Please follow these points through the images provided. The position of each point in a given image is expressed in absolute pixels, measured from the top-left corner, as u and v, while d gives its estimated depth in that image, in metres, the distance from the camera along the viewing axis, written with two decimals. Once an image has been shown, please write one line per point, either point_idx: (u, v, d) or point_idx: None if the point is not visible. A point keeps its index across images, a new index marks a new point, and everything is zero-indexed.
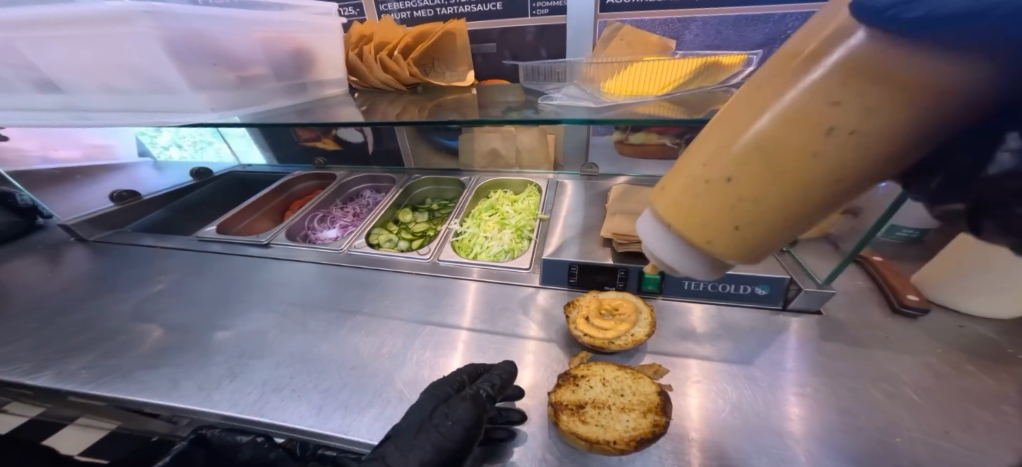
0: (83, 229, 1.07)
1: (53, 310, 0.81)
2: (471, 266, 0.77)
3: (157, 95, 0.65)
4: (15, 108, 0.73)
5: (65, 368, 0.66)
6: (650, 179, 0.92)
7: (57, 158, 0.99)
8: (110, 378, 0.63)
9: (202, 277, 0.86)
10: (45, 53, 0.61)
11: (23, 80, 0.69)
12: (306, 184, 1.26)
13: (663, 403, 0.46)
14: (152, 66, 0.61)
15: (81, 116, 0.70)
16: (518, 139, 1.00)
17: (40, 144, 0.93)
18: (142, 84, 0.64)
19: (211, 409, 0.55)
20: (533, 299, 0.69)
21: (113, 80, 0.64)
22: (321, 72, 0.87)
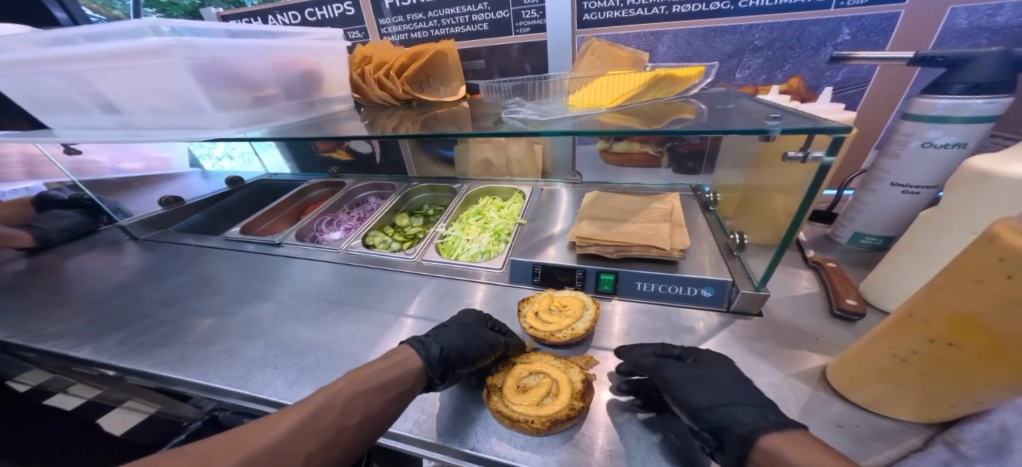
0: (136, 228, 1.23)
1: (100, 296, 0.95)
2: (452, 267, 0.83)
3: (190, 116, 0.77)
4: (89, 125, 0.88)
5: (102, 344, 0.77)
6: (632, 188, 0.94)
7: (125, 169, 1.20)
8: (134, 353, 0.73)
9: (223, 271, 0.98)
10: (101, 79, 0.75)
11: (90, 102, 0.83)
12: (320, 191, 1.38)
13: (584, 391, 0.50)
14: (183, 90, 0.71)
15: (135, 132, 0.83)
16: (507, 149, 1.07)
17: (111, 157, 1.14)
18: (176, 104, 0.75)
19: (206, 381, 0.63)
20: (498, 298, 0.73)
21: (155, 102, 0.77)
22: (328, 90, 1.00)
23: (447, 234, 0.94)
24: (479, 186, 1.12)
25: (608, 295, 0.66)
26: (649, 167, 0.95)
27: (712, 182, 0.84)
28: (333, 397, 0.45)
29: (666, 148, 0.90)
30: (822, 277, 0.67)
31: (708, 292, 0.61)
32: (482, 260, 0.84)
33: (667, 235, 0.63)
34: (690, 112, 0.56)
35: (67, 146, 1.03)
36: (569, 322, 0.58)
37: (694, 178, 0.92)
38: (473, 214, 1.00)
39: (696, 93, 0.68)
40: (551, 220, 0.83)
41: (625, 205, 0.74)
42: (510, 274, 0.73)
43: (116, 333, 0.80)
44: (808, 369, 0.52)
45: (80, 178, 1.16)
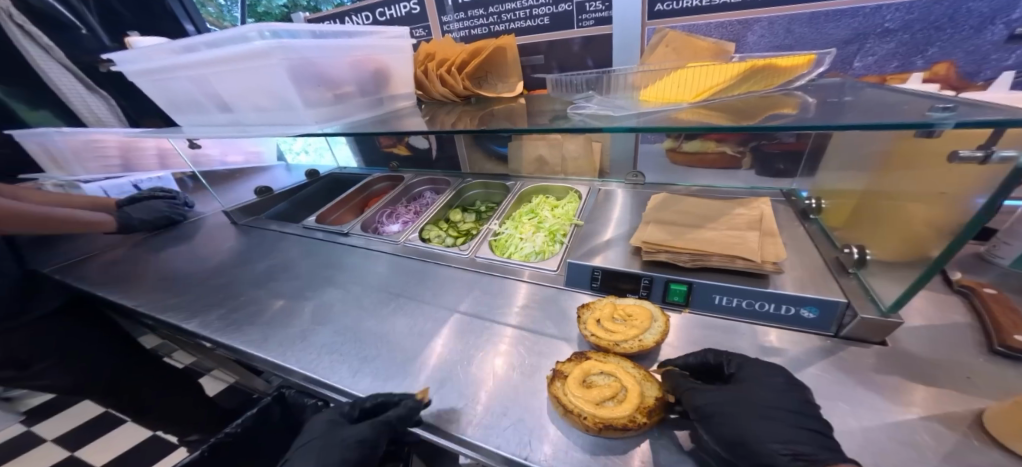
0: (235, 214, 1.33)
1: (200, 274, 1.08)
2: (514, 267, 0.81)
3: (283, 113, 0.85)
4: (208, 124, 1.00)
5: (204, 319, 0.87)
6: (706, 191, 0.86)
7: (230, 162, 1.43)
8: (230, 328, 0.82)
9: (297, 257, 1.06)
10: (220, 82, 0.85)
11: (209, 102, 0.94)
12: (381, 185, 1.46)
13: (652, 409, 0.46)
14: (282, 90, 0.79)
15: (242, 129, 0.93)
16: (564, 147, 1.04)
17: (220, 150, 1.39)
18: (276, 103, 0.83)
19: (284, 362, 0.68)
20: (551, 300, 0.71)
21: (258, 101, 0.85)
22: (394, 88, 1.04)
23: (500, 232, 0.94)
24: (534, 184, 1.10)
25: (679, 306, 0.61)
26: (727, 168, 0.87)
27: (812, 187, 0.75)
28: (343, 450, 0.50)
29: (748, 148, 0.82)
30: (979, 311, 0.55)
31: (809, 312, 0.54)
32: (536, 260, 0.83)
33: (757, 246, 0.56)
34: (790, 107, 0.49)
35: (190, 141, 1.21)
36: (637, 333, 0.55)
37: (784, 181, 0.83)
38: (528, 213, 0.99)
39: (803, 84, 0.59)
40: (610, 222, 0.79)
41: (696, 209, 0.68)
42: (566, 276, 0.71)
43: (209, 311, 0.90)
44: (949, 412, 0.43)
45: (200, 168, 1.34)
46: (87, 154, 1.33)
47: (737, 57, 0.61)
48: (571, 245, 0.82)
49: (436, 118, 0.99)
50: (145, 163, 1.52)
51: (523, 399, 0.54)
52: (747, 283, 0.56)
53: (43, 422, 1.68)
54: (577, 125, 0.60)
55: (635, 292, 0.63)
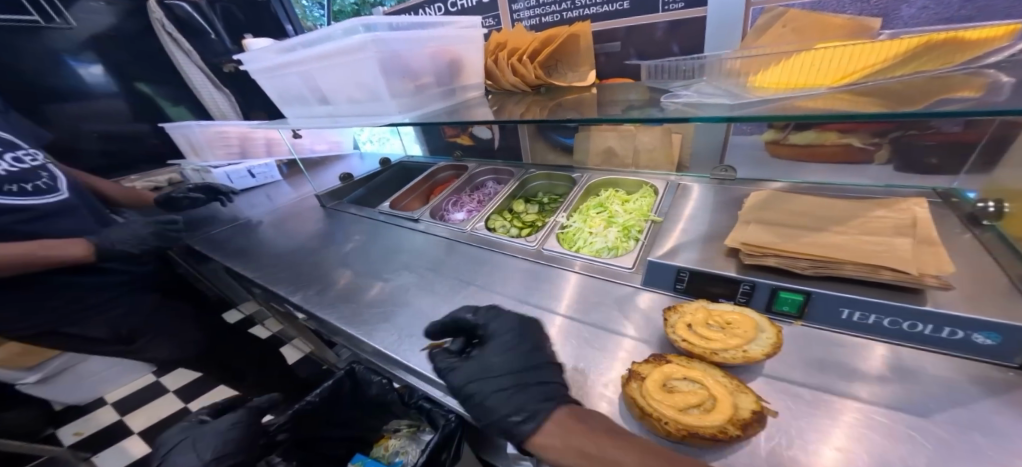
0: (325, 198, 1.45)
1: (289, 251, 1.19)
2: (573, 259, 0.80)
3: (372, 103, 0.93)
4: (307, 116, 1.11)
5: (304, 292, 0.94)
6: (813, 188, 0.75)
7: (316, 150, 1.57)
8: (319, 302, 0.89)
9: (370, 240, 1.14)
10: (321, 75, 0.93)
11: (310, 95, 1.04)
12: (447, 174, 1.51)
13: (747, 423, 0.41)
14: (375, 82, 0.86)
15: (336, 120, 1.04)
16: (636, 139, 0.99)
17: (312, 140, 1.51)
18: (368, 95, 0.91)
19: (368, 341, 0.73)
20: (624, 299, 0.67)
21: (353, 94, 0.94)
22: (466, 78, 1.07)
23: (568, 225, 0.91)
24: (605, 176, 1.06)
25: (792, 317, 0.56)
26: (853, 164, 0.78)
27: (984, 187, 0.63)
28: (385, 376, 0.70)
29: (884, 139, 0.74)
30: None
31: (986, 339, 0.44)
32: (608, 257, 0.79)
33: (910, 256, 0.46)
34: (974, 88, 0.41)
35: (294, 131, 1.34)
36: (739, 343, 0.50)
37: (940, 176, 0.70)
38: (597, 206, 0.96)
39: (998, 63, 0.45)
40: (695, 219, 0.73)
41: (809, 210, 0.60)
42: (644, 275, 0.67)
43: (298, 281, 1.00)
44: None
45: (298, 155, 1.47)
46: (217, 142, 1.57)
47: (888, 33, 0.51)
48: (649, 243, 0.77)
49: (503, 108, 1.00)
50: (256, 151, 1.74)
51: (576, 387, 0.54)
52: (868, 293, 0.49)
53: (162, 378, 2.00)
54: (659, 117, 0.58)
55: (731, 297, 0.58)
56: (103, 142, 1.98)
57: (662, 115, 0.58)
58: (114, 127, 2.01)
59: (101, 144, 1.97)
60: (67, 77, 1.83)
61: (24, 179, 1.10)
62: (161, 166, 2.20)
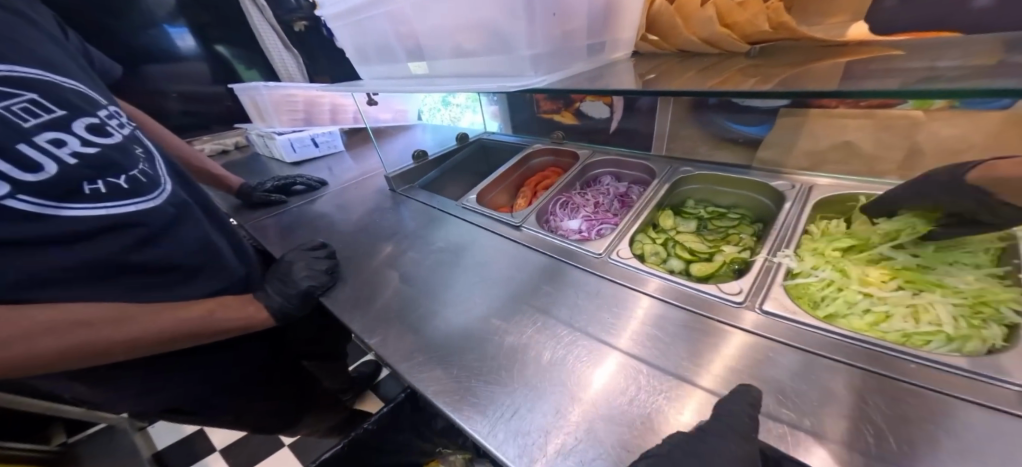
0: (395, 181, 1.16)
1: (353, 247, 0.93)
2: (746, 311, 0.53)
3: (498, 57, 0.64)
4: (393, 76, 0.86)
5: (388, 335, 0.63)
6: None
7: (382, 119, 1.35)
8: (391, 348, 0.61)
9: (448, 247, 0.84)
10: (421, 16, 0.67)
11: (401, 49, 0.79)
12: (542, 160, 1.18)
13: None
14: (506, 23, 0.57)
15: (430, 82, 0.77)
16: (919, 132, 0.62)
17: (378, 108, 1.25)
18: (490, 45, 0.63)
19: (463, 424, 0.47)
20: (949, 416, 0.36)
21: (463, 42, 0.66)
22: (619, 30, 0.73)
23: (813, 276, 0.54)
24: (846, 191, 0.67)
25: None
26: None
27: None
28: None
29: None
30: None
31: None
32: (947, 355, 0.42)
33: None
34: None
35: (370, 97, 1.06)
36: None
37: None
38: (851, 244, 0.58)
39: None
40: None
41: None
42: None
43: (359, 299, 0.74)
44: None
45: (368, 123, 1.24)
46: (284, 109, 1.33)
47: None
48: None
49: (668, 74, 0.68)
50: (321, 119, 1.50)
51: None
52: None
53: None
54: None
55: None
56: (183, 103, 1.91)
57: None
58: (197, 88, 1.93)
59: (181, 104, 1.90)
60: (155, 34, 1.74)
61: (110, 168, 0.61)
62: (230, 129, 2.10)
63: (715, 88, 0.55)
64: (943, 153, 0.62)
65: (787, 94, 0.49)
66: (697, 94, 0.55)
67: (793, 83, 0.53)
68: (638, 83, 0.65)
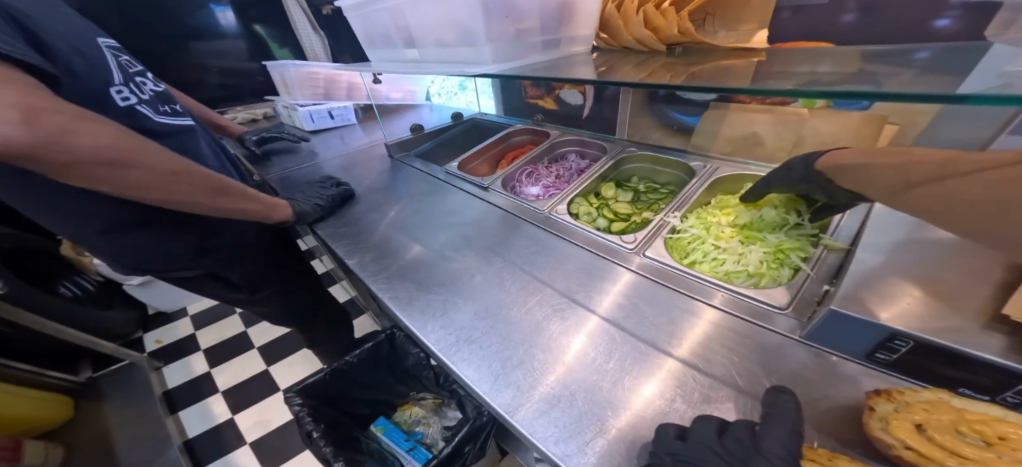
0: (394, 149, 1.38)
1: (355, 201, 1.14)
2: (717, 290, 0.62)
3: (465, 49, 0.81)
4: (394, 60, 1.04)
5: (364, 257, 0.85)
6: None
7: (393, 98, 1.44)
8: (380, 276, 0.79)
9: (428, 202, 1.04)
10: (412, 12, 0.84)
11: (399, 38, 0.97)
12: (522, 138, 1.36)
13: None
14: (472, 21, 0.73)
15: (418, 65, 0.94)
16: (803, 126, 0.77)
17: (388, 87, 1.39)
18: (462, 38, 0.80)
19: (424, 337, 0.64)
20: (820, 369, 0.50)
21: (444, 36, 0.83)
22: (576, 28, 0.85)
23: (686, 232, 0.74)
24: (741, 171, 0.85)
25: None
26: None
27: None
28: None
29: None
30: None
31: None
32: (745, 286, 0.62)
33: None
34: None
35: (376, 75, 1.23)
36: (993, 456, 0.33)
37: None
38: (719, 211, 0.78)
39: None
40: (917, 249, 0.51)
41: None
42: (813, 326, 0.51)
43: (351, 236, 0.95)
44: None
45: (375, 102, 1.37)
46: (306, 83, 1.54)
47: None
48: (818, 277, 0.58)
49: (614, 68, 0.79)
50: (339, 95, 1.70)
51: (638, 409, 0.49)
52: None
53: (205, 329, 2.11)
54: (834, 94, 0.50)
55: (982, 390, 0.41)
56: (222, 77, 2.15)
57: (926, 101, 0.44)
58: (233, 64, 2.16)
59: (219, 78, 2.14)
60: (202, 16, 1.98)
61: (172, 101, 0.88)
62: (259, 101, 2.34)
63: (649, 81, 0.68)
64: (822, 144, 0.77)
65: (684, 87, 0.62)
66: (639, 83, 0.68)
67: (705, 78, 0.66)
68: (596, 75, 0.78)
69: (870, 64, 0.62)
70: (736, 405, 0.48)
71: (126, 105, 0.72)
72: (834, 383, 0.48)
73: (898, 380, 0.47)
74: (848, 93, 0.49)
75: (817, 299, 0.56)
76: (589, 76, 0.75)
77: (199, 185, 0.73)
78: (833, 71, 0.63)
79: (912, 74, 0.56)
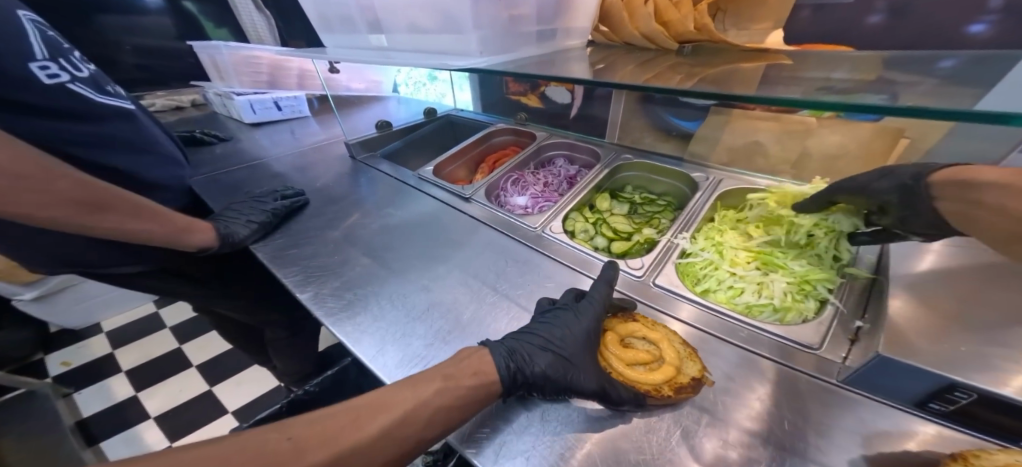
0: (355, 149, 1.21)
1: (308, 212, 0.98)
2: (682, 303, 0.61)
3: (446, 37, 0.68)
4: (356, 46, 0.88)
5: (319, 289, 0.70)
6: None
7: (354, 89, 1.28)
8: (343, 314, 0.64)
9: (399, 213, 0.91)
10: None
11: (362, 21, 0.81)
12: (504, 138, 1.24)
13: None
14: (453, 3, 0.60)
15: (386, 54, 0.79)
16: (810, 138, 0.72)
17: (347, 77, 1.20)
18: (441, 23, 0.66)
19: None
20: (862, 421, 0.44)
21: (419, 19, 0.69)
22: (573, 18, 0.75)
23: (698, 256, 0.67)
24: (746, 184, 0.79)
25: None
26: None
27: None
28: (421, 407, 0.45)
29: None
30: None
31: None
32: (770, 322, 0.57)
33: None
34: None
35: (332, 64, 1.04)
36: None
37: None
38: (726, 230, 0.73)
39: None
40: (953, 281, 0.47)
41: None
42: (856, 371, 0.45)
43: (305, 259, 0.80)
44: None
45: (330, 93, 1.17)
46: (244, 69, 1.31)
47: None
48: (847, 312, 0.54)
49: (614, 65, 0.69)
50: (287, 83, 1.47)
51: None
52: None
53: (124, 349, 1.84)
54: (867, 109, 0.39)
55: None
56: (139, 57, 1.83)
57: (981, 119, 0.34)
58: (156, 43, 1.84)
59: (137, 58, 1.82)
60: None
61: (98, 83, 0.87)
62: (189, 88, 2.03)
63: (650, 84, 0.57)
64: (827, 157, 0.72)
65: (702, 94, 0.52)
66: (636, 86, 0.56)
67: (714, 83, 0.54)
68: (596, 73, 0.67)
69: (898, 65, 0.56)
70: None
71: (49, 82, 0.73)
72: (884, 439, 0.42)
73: (956, 433, 0.41)
74: (859, 105, 0.40)
75: (850, 337, 0.51)
76: (582, 75, 0.64)
77: (67, 196, 0.60)
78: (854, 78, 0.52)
79: (929, 85, 0.46)
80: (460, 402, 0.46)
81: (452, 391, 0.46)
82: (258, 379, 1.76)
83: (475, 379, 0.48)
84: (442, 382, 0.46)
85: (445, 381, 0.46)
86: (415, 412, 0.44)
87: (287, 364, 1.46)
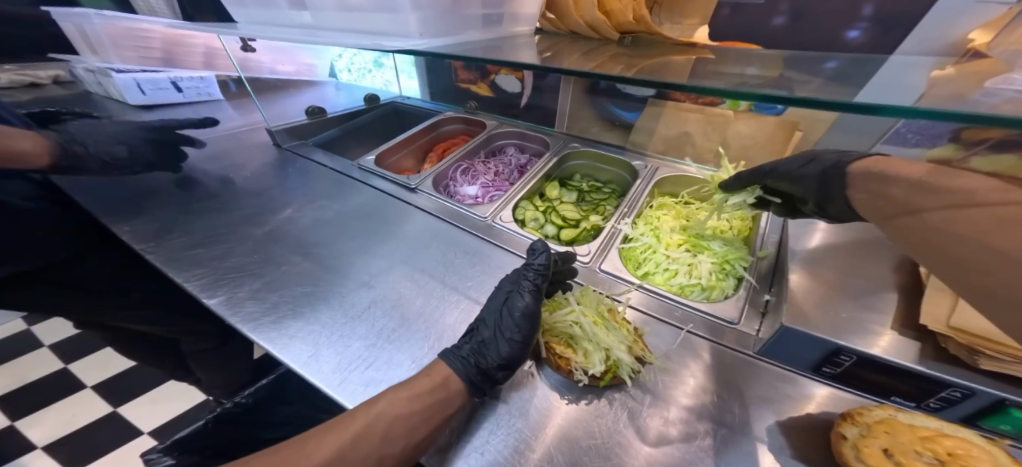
0: (281, 135, 1.15)
1: (225, 206, 0.87)
2: (627, 287, 0.64)
3: (382, 16, 0.63)
4: (277, 23, 0.78)
5: (235, 293, 0.63)
6: None
7: (279, 71, 1.11)
8: (265, 322, 0.58)
9: (337, 205, 0.85)
10: None
11: None
12: (453, 127, 1.21)
13: None
14: None
15: (314, 33, 0.72)
16: (729, 128, 0.78)
17: (272, 57, 1.04)
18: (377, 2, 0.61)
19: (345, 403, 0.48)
20: (774, 386, 0.50)
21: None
22: (517, 5, 0.74)
23: (639, 241, 0.72)
24: (680, 172, 0.86)
25: (1000, 434, 0.40)
26: None
27: None
28: (375, 419, 0.43)
29: None
30: None
31: None
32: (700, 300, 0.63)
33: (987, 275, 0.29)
34: None
35: (247, 42, 0.91)
36: None
37: None
38: (663, 217, 0.78)
39: None
40: (838, 257, 0.55)
41: None
42: (766, 344, 0.51)
43: (213, 261, 0.71)
44: None
45: (247, 75, 1.04)
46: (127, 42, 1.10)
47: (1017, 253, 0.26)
48: (758, 287, 0.61)
49: (561, 54, 0.69)
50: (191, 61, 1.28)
51: (616, 454, 0.45)
52: None
53: None
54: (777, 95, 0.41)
55: (910, 398, 0.44)
56: None
57: (881, 109, 0.33)
58: None
59: None
60: None
61: None
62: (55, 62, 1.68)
63: (595, 70, 0.58)
64: (741, 145, 0.80)
65: (639, 79, 0.53)
66: (582, 71, 0.57)
67: (653, 73, 0.55)
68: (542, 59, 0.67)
69: (801, 58, 0.63)
70: (709, 440, 0.45)
71: None
72: (792, 405, 0.48)
73: (843, 392, 0.48)
74: (763, 96, 0.42)
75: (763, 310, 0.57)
76: (531, 60, 0.63)
77: None
78: (762, 74, 0.57)
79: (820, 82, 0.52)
80: (415, 404, 0.44)
81: (403, 394, 0.45)
82: (177, 395, 1.56)
83: (428, 379, 0.47)
84: (394, 391, 0.45)
85: (397, 387, 0.45)
86: (371, 426, 0.42)
87: (211, 379, 1.31)
